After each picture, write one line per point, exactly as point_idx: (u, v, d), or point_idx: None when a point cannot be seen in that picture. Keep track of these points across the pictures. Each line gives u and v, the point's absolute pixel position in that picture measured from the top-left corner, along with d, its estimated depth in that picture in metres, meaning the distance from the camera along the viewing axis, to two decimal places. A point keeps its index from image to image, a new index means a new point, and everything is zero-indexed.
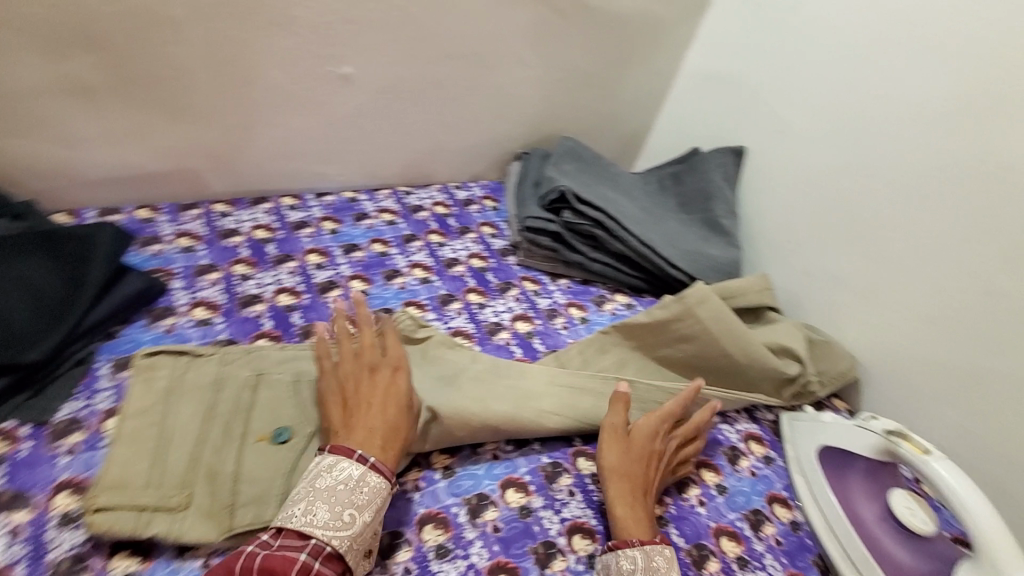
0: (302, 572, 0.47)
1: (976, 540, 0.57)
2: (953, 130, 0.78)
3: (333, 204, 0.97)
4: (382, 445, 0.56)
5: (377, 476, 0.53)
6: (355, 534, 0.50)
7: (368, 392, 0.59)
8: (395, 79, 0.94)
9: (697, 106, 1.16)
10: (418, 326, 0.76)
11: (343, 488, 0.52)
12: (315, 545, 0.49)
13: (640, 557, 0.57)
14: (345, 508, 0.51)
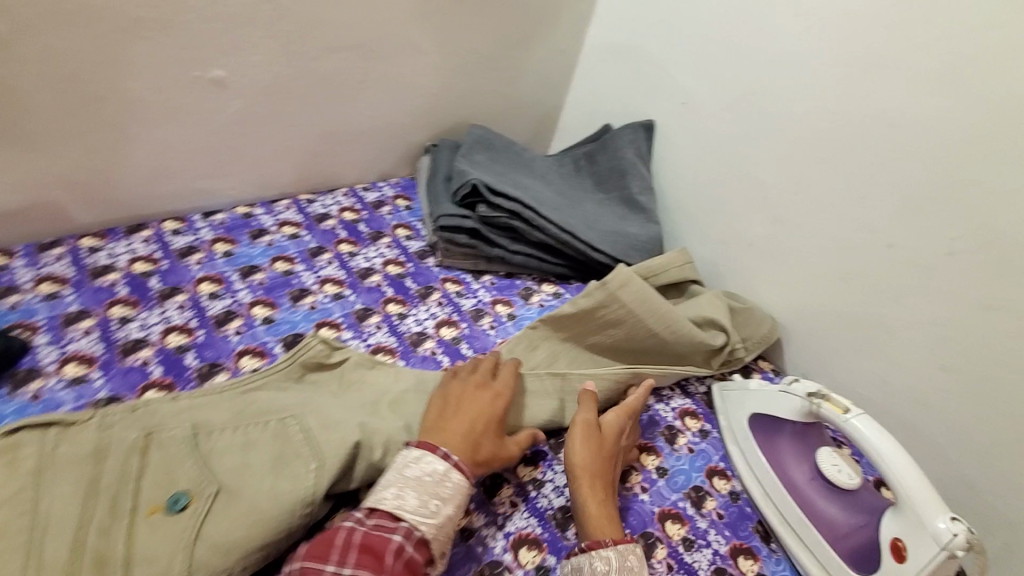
0: (395, 555, 0.49)
1: (898, 489, 0.60)
2: (843, 90, 0.80)
3: (225, 222, 0.89)
4: (467, 454, 0.59)
5: (458, 474, 0.56)
6: (439, 524, 0.53)
7: (469, 404, 0.63)
8: (277, 79, 0.86)
9: (604, 81, 1.14)
10: (330, 349, 0.70)
11: (428, 480, 0.55)
12: (406, 527, 0.51)
13: (614, 558, 0.56)
14: (432, 498, 0.54)
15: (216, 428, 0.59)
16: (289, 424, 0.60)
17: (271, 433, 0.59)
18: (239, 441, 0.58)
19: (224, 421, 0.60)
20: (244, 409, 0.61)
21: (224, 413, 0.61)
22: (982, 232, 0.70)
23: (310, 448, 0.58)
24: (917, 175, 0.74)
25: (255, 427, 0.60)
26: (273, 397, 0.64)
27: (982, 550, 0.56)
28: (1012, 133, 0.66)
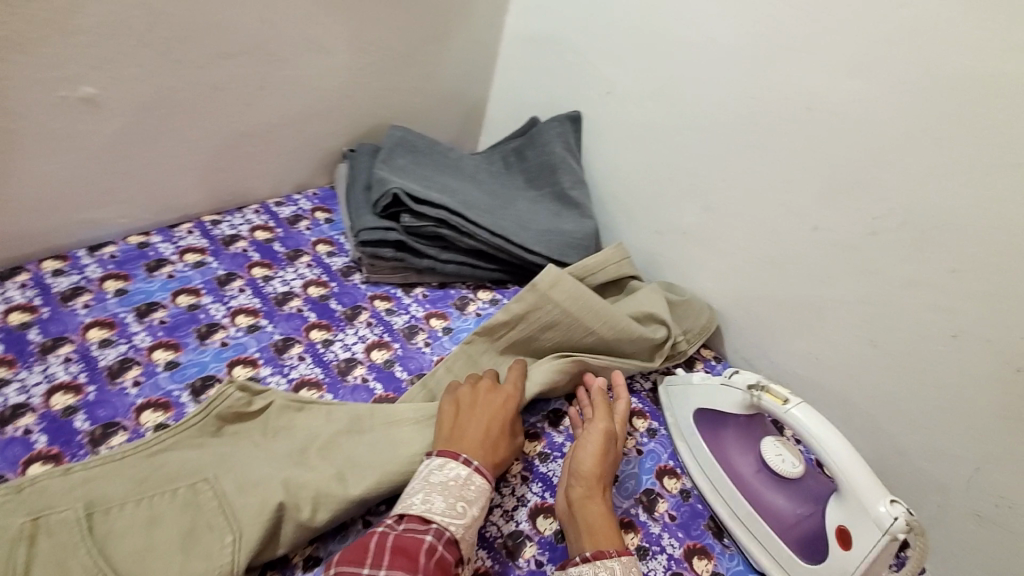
0: (432, 556, 0.49)
1: (840, 477, 0.61)
2: (762, 74, 0.79)
3: (116, 255, 0.80)
4: (485, 456, 0.60)
5: (481, 478, 0.57)
6: (468, 524, 0.53)
7: (482, 409, 0.64)
8: (161, 92, 0.77)
9: (527, 72, 1.09)
10: (252, 395, 0.63)
11: (454, 484, 0.55)
12: (438, 529, 0.51)
13: (619, 568, 0.54)
14: (457, 501, 0.54)
15: (114, 503, 0.53)
16: (201, 489, 0.56)
17: (181, 502, 0.54)
18: (143, 517, 0.53)
19: (124, 493, 0.54)
20: (148, 477, 0.56)
21: (124, 484, 0.55)
22: (901, 212, 0.70)
23: (225, 515, 0.54)
24: (838, 157, 0.74)
25: (160, 497, 0.54)
26: (184, 457, 0.58)
27: (921, 530, 0.58)
28: (924, 112, 0.66)
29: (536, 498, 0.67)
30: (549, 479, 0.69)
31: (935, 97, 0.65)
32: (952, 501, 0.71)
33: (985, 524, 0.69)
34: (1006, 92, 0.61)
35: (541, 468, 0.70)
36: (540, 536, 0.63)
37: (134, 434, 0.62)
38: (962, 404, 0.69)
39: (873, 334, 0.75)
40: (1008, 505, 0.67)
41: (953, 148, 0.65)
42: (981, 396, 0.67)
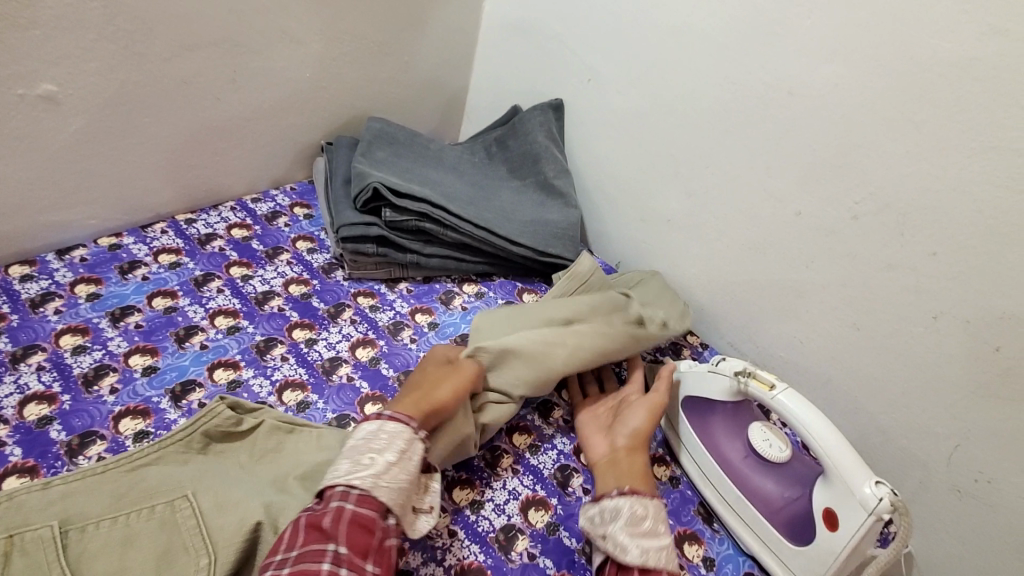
0: (338, 517, 0.51)
1: (826, 460, 0.61)
2: (743, 59, 0.78)
3: (86, 259, 0.77)
4: (406, 406, 0.61)
5: (393, 423, 0.58)
6: (378, 472, 0.54)
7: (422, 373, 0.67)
8: (127, 87, 0.74)
9: (507, 59, 1.07)
10: (242, 415, 0.63)
11: (362, 442, 0.56)
12: (342, 490, 0.52)
13: (652, 508, 0.60)
14: (364, 455, 0.55)
15: (91, 521, 0.52)
16: (179, 506, 0.54)
17: (158, 521, 0.53)
18: (118, 535, 0.52)
19: (101, 510, 0.53)
20: (127, 492, 0.55)
21: (102, 500, 0.54)
22: (881, 194, 0.70)
23: (200, 535, 0.53)
24: (819, 142, 0.74)
25: (137, 514, 0.53)
26: (166, 473, 0.57)
27: (905, 510, 0.58)
28: (903, 95, 0.66)
29: (528, 491, 0.67)
30: (540, 471, 0.69)
31: (913, 80, 0.65)
32: (935, 475, 0.73)
33: (965, 500, 0.71)
34: (983, 73, 0.61)
35: (531, 461, 0.70)
36: (532, 528, 0.63)
37: (113, 443, 0.60)
38: (943, 383, 0.70)
39: (856, 316, 0.76)
40: (988, 480, 0.68)
41: (932, 130, 0.65)
42: (960, 375, 0.68)
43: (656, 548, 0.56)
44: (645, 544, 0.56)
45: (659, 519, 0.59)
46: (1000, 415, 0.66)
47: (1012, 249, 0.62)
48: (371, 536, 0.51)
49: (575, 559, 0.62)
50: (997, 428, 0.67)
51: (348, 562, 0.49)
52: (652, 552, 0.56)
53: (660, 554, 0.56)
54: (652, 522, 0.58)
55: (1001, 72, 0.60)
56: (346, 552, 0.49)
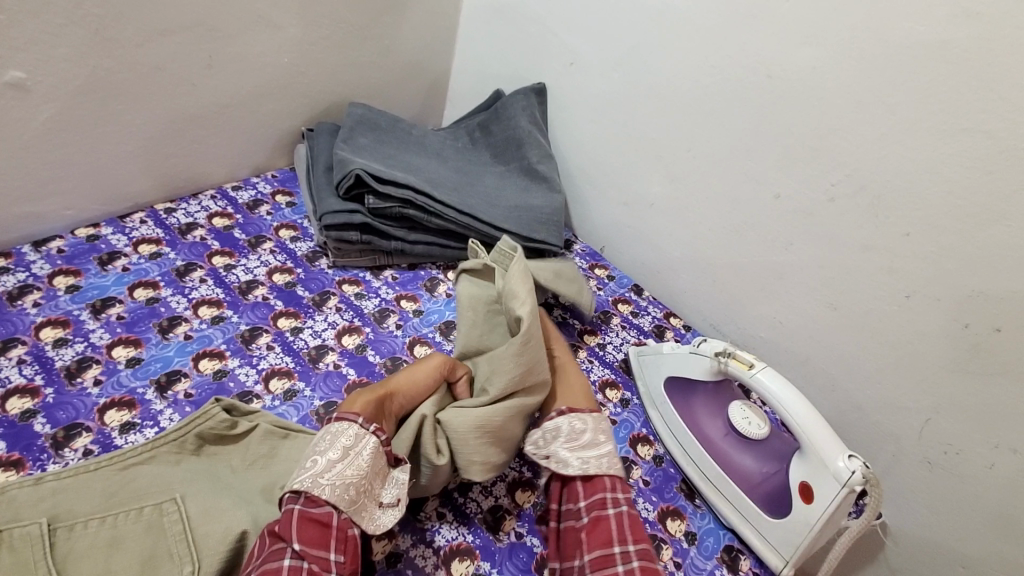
0: (288, 517, 0.51)
1: (802, 435, 0.63)
2: (723, 41, 0.79)
3: (64, 250, 0.76)
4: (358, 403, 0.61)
5: (337, 423, 0.58)
6: (319, 470, 0.54)
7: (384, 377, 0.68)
8: (100, 75, 0.72)
9: (490, 42, 1.06)
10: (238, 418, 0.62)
11: (308, 450, 0.57)
12: (290, 495, 0.53)
13: (590, 420, 0.66)
14: (309, 458, 0.55)
15: (80, 520, 0.53)
16: (167, 510, 0.55)
17: (145, 523, 0.54)
18: (105, 536, 0.52)
19: (90, 510, 0.54)
20: (117, 492, 0.55)
21: (92, 499, 0.54)
22: (858, 176, 0.71)
23: (186, 544, 0.53)
24: (797, 125, 0.75)
25: (125, 515, 0.54)
26: (157, 474, 0.58)
27: (876, 482, 0.60)
28: (878, 77, 0.67)
29: (515, 473, 0.68)
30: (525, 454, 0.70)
31: (887, 63, 0.66)
32: (907, 448, 0.75)
33: (935, 471, 0.73)
34: (954, 56, 0.62)
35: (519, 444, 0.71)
36: (519, 510, 0.64)
37: (99, 435, 0.60)
38: (915, 360, 0.72)
39: (833, 296, 0.78)
40: (957, 452, 0.71)
41: (906, 112, 0.66)
42: (931, 352, 0.71)
43: (595, 457, 0.63)
44: (584, 456, 0.63)
45: (597, 430, 0.65)
46: (968, 389, 0.69)
47: (981, 229, 0.64)
48: (327, 528, 0.52)
49: None
50: (966, 401, 0.69)
51: (305, 554, 0.49)
52: (590, 462, 0.62)
53: (599, 462, 0.63)
54: (590, 434, 0.65)
55: (973, 54, 0.61)
56: (300, 546, 0.49)
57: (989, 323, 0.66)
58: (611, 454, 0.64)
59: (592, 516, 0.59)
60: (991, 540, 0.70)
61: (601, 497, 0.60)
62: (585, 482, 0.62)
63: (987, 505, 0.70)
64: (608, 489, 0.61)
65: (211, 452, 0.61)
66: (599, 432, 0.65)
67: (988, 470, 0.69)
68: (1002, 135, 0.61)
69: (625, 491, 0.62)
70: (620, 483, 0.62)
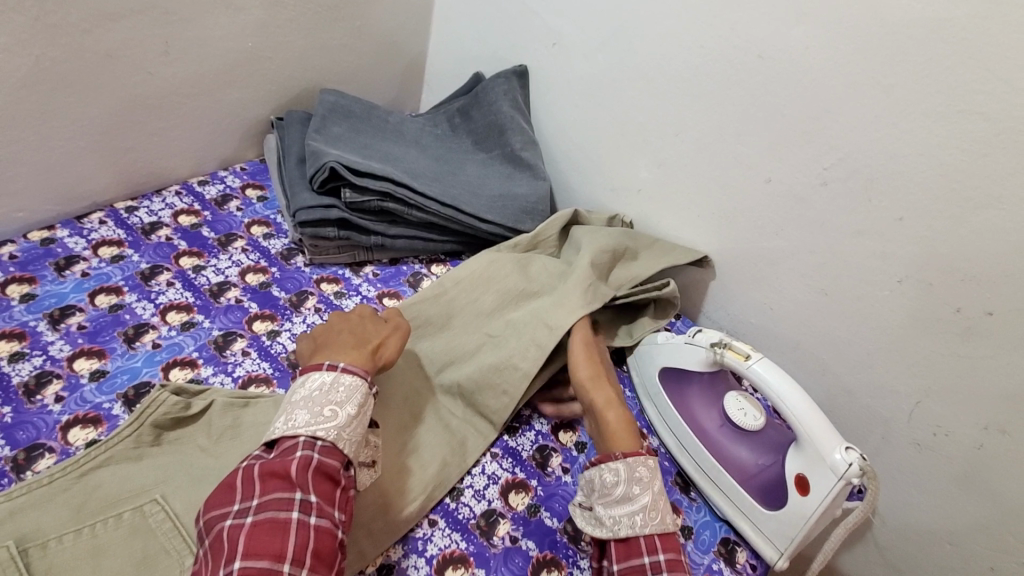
0: (304, 466, 0.49)
1: (798, 426, 0.62)
2: (713, 21, 0.75)
3: (16, 256, 0.71)
4: (358, 358, 0.59)
5: (351, 375, 0.56)
6: (342, 423, 0.53)
7: (351, 325, 0.64)
8: (48, 64, 0.67)
9: (468, 22, 1.02)
10: (190, 398, 0.61)
11: (317, 394, 0.54)
12: (306, 441, 0.51)
13: (622, 469, 0.59)
14: (323, 407, 0.53)
15: (52, 537, 0.50)
16: (149, 511, 0.53)
17: (127, 527, 0.52)
18: (86, 547, 0.50)
19: (64, 524, 0.51)
20: (87, 502, 0.53)
21: (60, 515, 0.51)
22: (850, 160, 0.70)
23: (175, 543, 0.52)
24: (790, 107, 0.72)
25: (103, 523, 0.51)
26: (122, 476, 0.55)
27: (874, 474, 0.59)
28: (871, 57, 0.65)
29: (507, 474, 0.66)
30: (517, 454, 0.68)
31: (883, 42, 0.64)
32: (896, 430, 0.75)
33: (924, 452, 0.74)
34: (951, 34, 0.60)
35: (510, 443, 0.69)
36: (513, 512, 0.63)
37: (63, 456, 0.56)
38: (908, 346, 0.72)
39: (824, 282, 0.76)
40: (945, 433, 0.71)
41: (901, 94, 0.64)
42: (922, 336, 0.70)
43: (628, 515, 0.56)
44: (616, 514, 0.57)
45: (631, 482, 0.58)
46: (956, 372, 0.69)
47: (973, 213, 0.63)
48: (335, 486, 0.51)
49: (557, 538, 0.62)
50: (955, 384, 0.69)
51: (318, 510, 0.48)
52: (621, 522, 0.56)
53: (632, 520, 0.56)
54: (622, 488, 0.58)
55: (969, 34, 0.59)
56: (315, 501, 0.48)
57: (980, 307, 0.65)
58: (650, 507, 0.57)
59: None
60: (979, 518, 0.71)
61: (637, 563, 0.55)
62: (620, 543, 0.56)
63: (975, 485, 0.70)
64: (645, 552, 0.55)
65: (172, 438, 0.59)
66: (633, 484, 0.58)
67: (976, 450, 0.69)
68: (998, 117, 0.59)
69: (668, 549, 0.55)
70: (661, 540, 0.56)
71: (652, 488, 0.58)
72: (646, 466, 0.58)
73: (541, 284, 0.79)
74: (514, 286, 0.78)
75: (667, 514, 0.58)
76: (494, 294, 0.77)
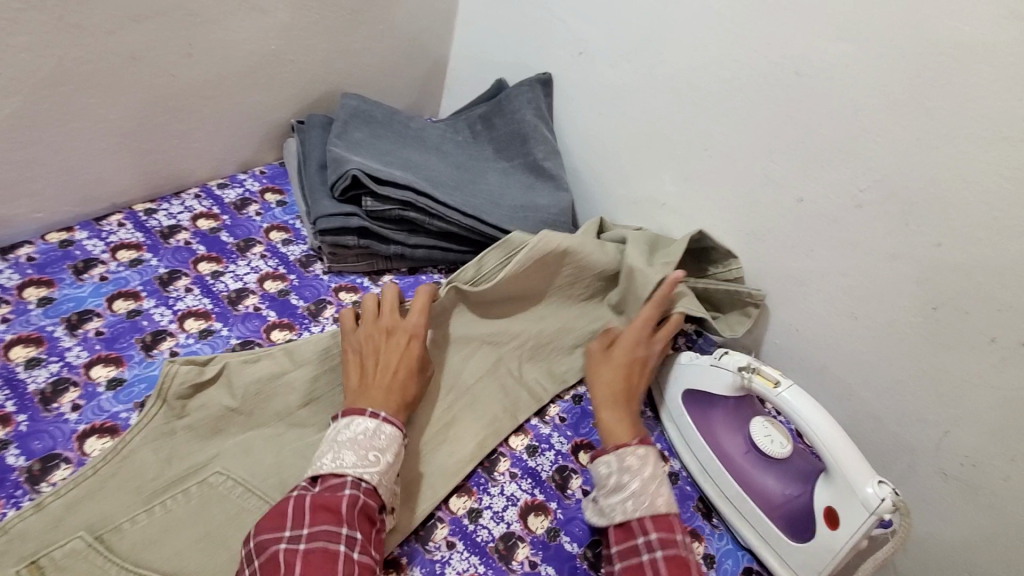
0: (352, 503, 0.50)
1: (829, 457, 0.60)
2: (746, 35, 0.74)
3: (34, 258, 0.70)
4: (393, 402, 0.59)
5: (391, 426, 0.56)
6: (384, 470, 0.54)
7: (380, 345, 0.63)
8: (67, 63, 0.66)
9: (493, 27, 1.00)
10: (202, 364, 0.60)
11: (362, 438, 0.54)
12: (352, 481, 0.52)
13: (614, 460, 0.60)
14: (368, 451, 0.54)
15: (124, 519, 0.52)
16: (215, 482, 0.56)
17: (197, 499, 0.54)
18: (161, 522, 0.52)
19: (130, 507, 0.53)
20: (145, 484, 0.54)
21: (122, 499, 0.53)
22: (887, 183, 0.68)
23: (200, 557, 0.51)
24: (824, 127, 0.71)
25: (173, 499, 0.54)
26: (164, 458, 0.56)
27: (907, 510, 0.57)
28: (913, 78, 0.63)
29: (527, 496, 0.64)
30: (537, 474, 0.67)
31: (927, 61, 0.62)
32: (921, 458, 0.74)
33: (950, 482, 0.72)
34: (1000, 58, 0.58)
35: (529, 463, 0.68)
36: (533, 536, 0.61)
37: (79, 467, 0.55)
38: (940, 374, 0.70)
39: (853, 305, 0.74)
40: (972, 463, 0.69)
41: (944, 117, 0.62)
42: (953, 364, 0.68)
43: (621, 502, 0.58)
44: (610, 503, 0.59)
45: (621, 470, 0.59)
46: (988, 403, 0.67)
47: (1012, 241, 0.61)
48: (373, 524, 0.52)
49: (578, 564, 0.60)
50: (989, 416, 0.67)
51: (361, 546, 0.49)
52: (615, 509, 0.58)
53: (625, 505, 0.58)
54: (615, 478, 0.59)
55: (1016, 58, 0.57)
56: (359, 537, 0.49)
57: (1016, 338, 0.63)
58: (640, 492, 0.58)
59: (625, 565, 0.55)
60: (1006, 552, 0.69)
61: (633, 544, 0.56)
62: (617, 528, 0.58)
63: (1004, 518, 0.68)
64: (639, 534, 0.56)
65: (198, 405, 0.59)
66: (623, 473, 0.59)
67: (1004, 482, 0.67)
68: None
69: (659, 530, 0.56)
70: (653, 522, 0.56)
71: (642, 474, 0.59)
72: (634, 455, 0.59)
73: (609, 271, 0.79)
74: (588, 266, 0.77)
75: (658, 497, 0.58)
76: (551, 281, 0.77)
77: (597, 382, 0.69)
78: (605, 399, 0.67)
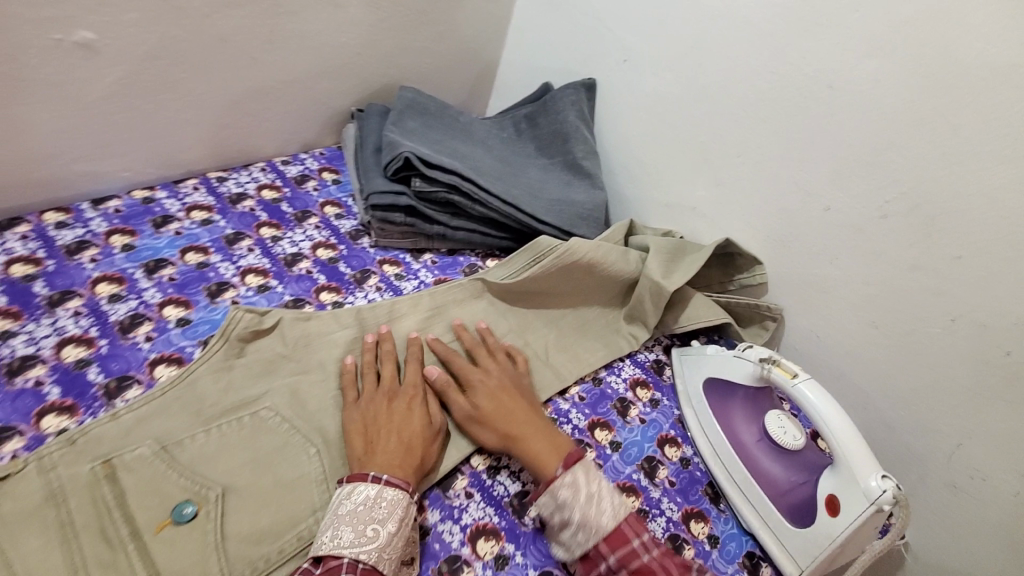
0: None
1: (838, 449, 0.63)
2: (783, 49, 0.78)
3: (120, 210, 0.79)
4: (403, 467, 0.57)
5: (393, 490, 0.54)
6: (383, 544, 0.51)
7: (381, 409, 0.62)
8: (168, 41, 0.74)
9: (544, 34, 1.07)
10: (261, 314, 0.67)
11: (361, 509, 0.53)
12: (348, 563, 0.50)
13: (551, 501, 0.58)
14: (366, 525, 0.52)
15: (186, 436, 0.58)
16: (265, 416, 0.62)
17: (248, 428, 0.60)
18: (216, 443, 0.58)
19: (189, 428, 0.59)
20: (203, 410, 0.60)
21: (182, 420, 0.59)
22: (913, 196, 0.70)
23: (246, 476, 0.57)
24: (855, 139, 0.74)
25: (228, 425, 0.60)
26: (221, 389, 0.62)
27: (907, 504, 0.60)
28: (943, 97, 0.66)
29: None
30: None
31: (958, 80, 0.65)
32: (933, 469, 0.74)
33: (959, 495, 0.72)
34: None
35: None
36: None
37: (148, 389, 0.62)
38: (956, 386, 0.71)
39: (874, 315, 0.77)
40: (982, 477, 0.70)
41: (969, 135, 0.65)
42: (970, 377, 0.70)
43: (572, 537, 0.57)
44: (564, 541, 0.58)
45: (560, 508, 0.58)
46: (1002, 418, 0.68)
47: None
48: None
49: None
50: (1002, 430, 0.68)
51: None
52: (570, 544, 0.57)
53: (579, 539, 0.57)
54: (556, 517, 0.58)
55: None
56: None
57: None
58: (586, 521, 0.57)
59: None
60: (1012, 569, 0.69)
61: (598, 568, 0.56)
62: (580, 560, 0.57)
63: (1011, 535, 0.68)
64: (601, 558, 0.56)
65: (253, 349, 0.66)
66: (561, 510, 0.57)
67: (1013, 498, 0.68)
68: None
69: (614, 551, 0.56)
70: (608, 542, 0.56)
71: (578, 502, 0.57)
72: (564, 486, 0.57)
73: (628, 281, 0.84)
74: (612, 274, 0.82)
75: (603, 516, 0.57)
76: (573, 286, 0.82)
77: (490, 414, 0.65)
78: (507, 433, 0.63)
